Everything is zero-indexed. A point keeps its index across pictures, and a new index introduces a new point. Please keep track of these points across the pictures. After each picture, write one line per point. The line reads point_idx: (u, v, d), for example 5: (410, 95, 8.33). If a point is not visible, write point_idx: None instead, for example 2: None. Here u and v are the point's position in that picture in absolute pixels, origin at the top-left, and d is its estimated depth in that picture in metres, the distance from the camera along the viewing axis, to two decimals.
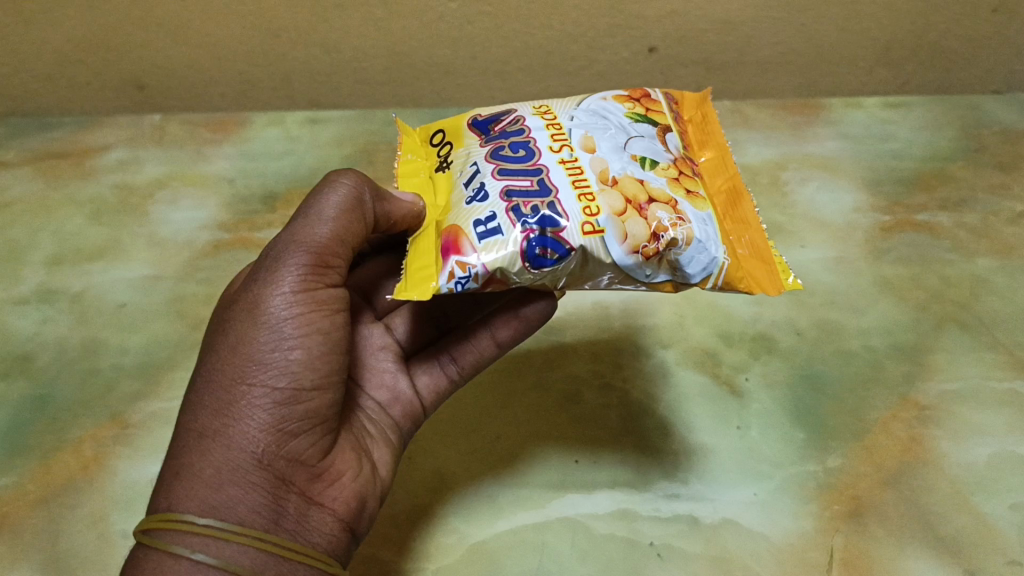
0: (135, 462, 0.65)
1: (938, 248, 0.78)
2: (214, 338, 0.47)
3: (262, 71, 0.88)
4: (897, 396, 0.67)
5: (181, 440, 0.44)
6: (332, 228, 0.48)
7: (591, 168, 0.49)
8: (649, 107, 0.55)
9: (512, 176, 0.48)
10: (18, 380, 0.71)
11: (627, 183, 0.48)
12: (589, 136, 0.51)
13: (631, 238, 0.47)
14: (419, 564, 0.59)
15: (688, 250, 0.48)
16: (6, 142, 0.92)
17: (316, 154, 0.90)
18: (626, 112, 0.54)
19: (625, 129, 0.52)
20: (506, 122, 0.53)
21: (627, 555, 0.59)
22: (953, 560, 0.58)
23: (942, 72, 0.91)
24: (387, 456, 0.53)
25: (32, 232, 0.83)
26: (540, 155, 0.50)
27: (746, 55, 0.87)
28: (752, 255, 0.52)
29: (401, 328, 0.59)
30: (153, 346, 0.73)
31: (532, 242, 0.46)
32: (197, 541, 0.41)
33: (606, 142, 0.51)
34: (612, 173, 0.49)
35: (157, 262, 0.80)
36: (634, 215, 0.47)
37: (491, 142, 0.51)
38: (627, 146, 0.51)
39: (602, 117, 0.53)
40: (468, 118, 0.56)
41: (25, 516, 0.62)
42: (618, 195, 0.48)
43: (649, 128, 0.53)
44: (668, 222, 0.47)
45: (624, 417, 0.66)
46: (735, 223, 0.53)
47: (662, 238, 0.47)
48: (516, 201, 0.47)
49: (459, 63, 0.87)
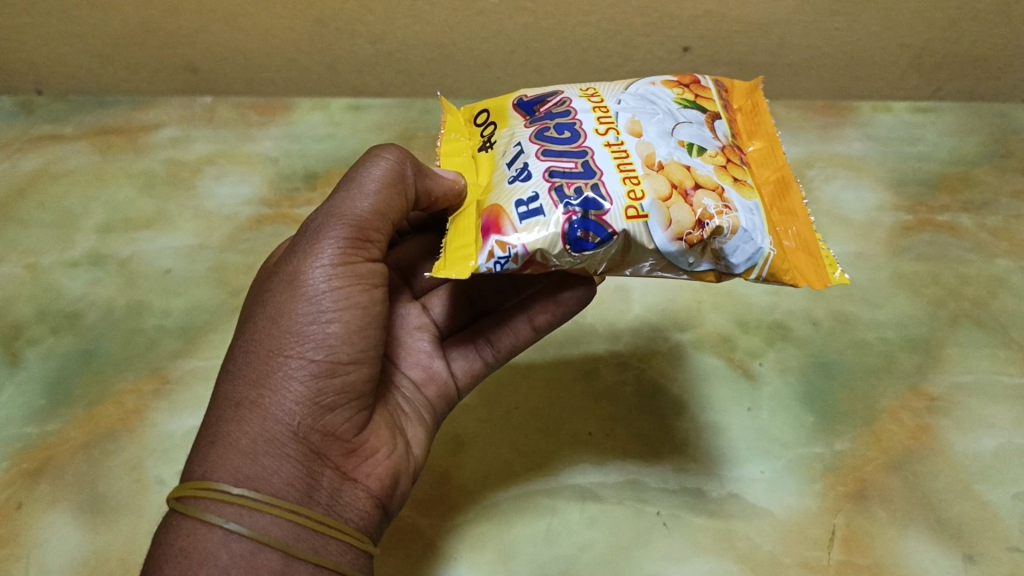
0: (172, 415, 0.69)
1: (958, 247, 0.79)
2: (253, 307, 0.49)
3: (311, 59, 0.92)
4: (907, 386, 0.68)
5: (220, 408, 0.46)
6: (372, 203, 0.50)
7: (637, 153, 0.51)
8: (698, 94, 0.57)
9: (556, 158, 0.51)
10: (66, 336, 0.75)
11: (674, 169, 0.50)
12: (636, 120, 0.53)
13: (675, 225, 0.49)
14: (436, 521, 0.62)
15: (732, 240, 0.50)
16: (66, 117, 0.97)
17: (357, 138, 0.94)
18: (675, 98, 0.56)
19: (673, 114, 0.54)
20: (552, 103, 0.55)
21: (634, 523, 0.61)
22: (953, 544, 0.60)
23: (973, 79, 0.92)
24: (421, 435, 0.56)
25: (86, 201, 0.88)
26: (585, 137, 0.52)
27: (779, 57, 0.89)
28: (799, 247, 0.53)
29: (438, 309, 0.62)
30: (194, 310, 0.77)
31: (574, 225, 0.48)
32: (232, 510, 0.43)
33: (653, 127, 0.53)
34: (658, 158, 0.51)
35: (202, 232, 0.84)
36: (679, 202, 0.49)
37: (537, 123, 0.54)
38: (675, 131, 0.53)
39: (649, 102, 0.55)
40: (513, 99, 0.58)
41: (69, 460, 0.66)
42: (664, 180, 0.50)
43: (697, 114, 0.55)
44: (714, 210, 0.49)
45: (638, 394, 0.69)
46: (783, 214, 0.55)
47: (707, 225, 0.49)
48: (559, 181, 0.49)
49: (498, 57, 0.90)
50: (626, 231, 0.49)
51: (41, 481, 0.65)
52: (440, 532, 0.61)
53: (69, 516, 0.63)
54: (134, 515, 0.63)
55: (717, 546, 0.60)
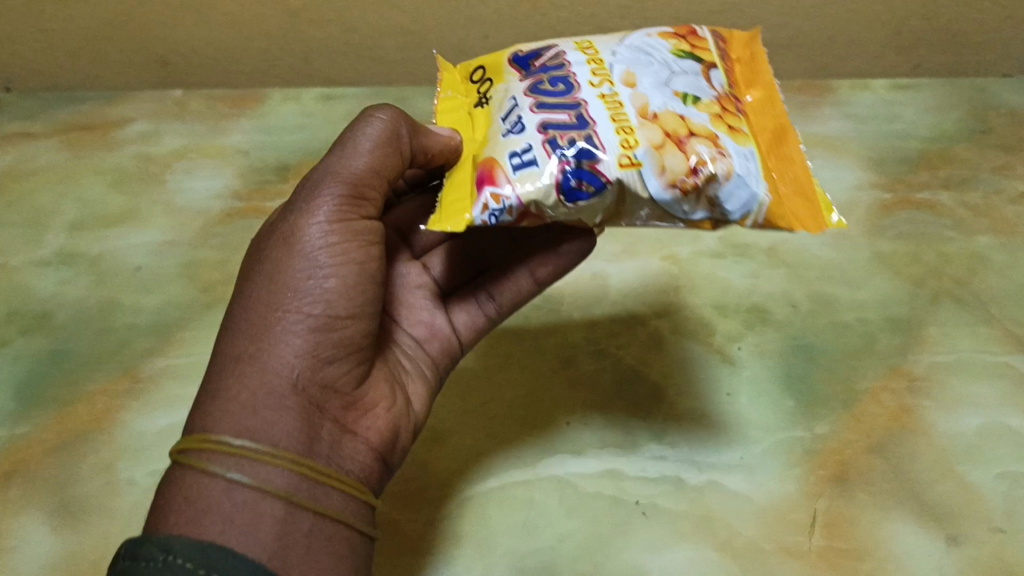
0: (144, 415, 0.68)
1: (938, 225, 0.78)
2: (248, 268, 0.49)
3: (282, 49, 0.91)
4: (888, 367, 0.68)
5: (218, 364, 0.46)
6: (367, 159, 0.49)
7: (631, 103, 0.49)
8: (695, 44, 0.55)
9: (550, 109, 0.49)
10: (36, 336, 0.74)
11: (668, 118, 0.49)
12: (630, 71, 0.51)
13: (669, 172, 0.47)
14: (412, 515, 0.61)
15: (727, 186, 0.48)
16: (34, 114, 0.95)
17: (330, 128, 0.92)
18: (672, 48, 0.54)
19: (669, 64, 0.52)
20: (547, 57, 0.54)
21: (613, 512, 0.60)
22: (936, 525, 0.59)
23: (953, 54, 0.91)
24: (420, 392, 0.56)
25: (56, 199, 0.86)
26: (579, 89, 0.50)
27: (756, 36, 0.88)
28: (795, 194, 0.51)
29: (438, 268, 0.61)
30: (165, 307, 0.76)
31: (567, 174, 0.47)
32: (235, 462, 0.42)
33: (648, 77, 0.51)
34: (652, 108, 0.49)
35: (173, 228, 0.83)
36: (673, 151, 0.48)
37: (531, 76, 0.52)
38: (669, 81, 0.51)
39: (645, 53, 0.53)
40: (508, 54, 0.56)
41: (40, 463, 0.65)
42: (657, 129, 0.48)
43: (694, 64, 0.53)
44: (708, 157, 0.48)
45: (617, 380, 0.68)
46: (780, 160, 0.52)
47: (701, 172, 0.47)
48: (552, 132, 0.48)
49: (472, 43, 0.89)
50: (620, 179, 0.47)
51: (11, 484, 0.64)
52: (417, 527, 0.60)
53: (39, 520, 0.62)
54: (106, 517, 0.62)
55: (697, 533, 0.59)
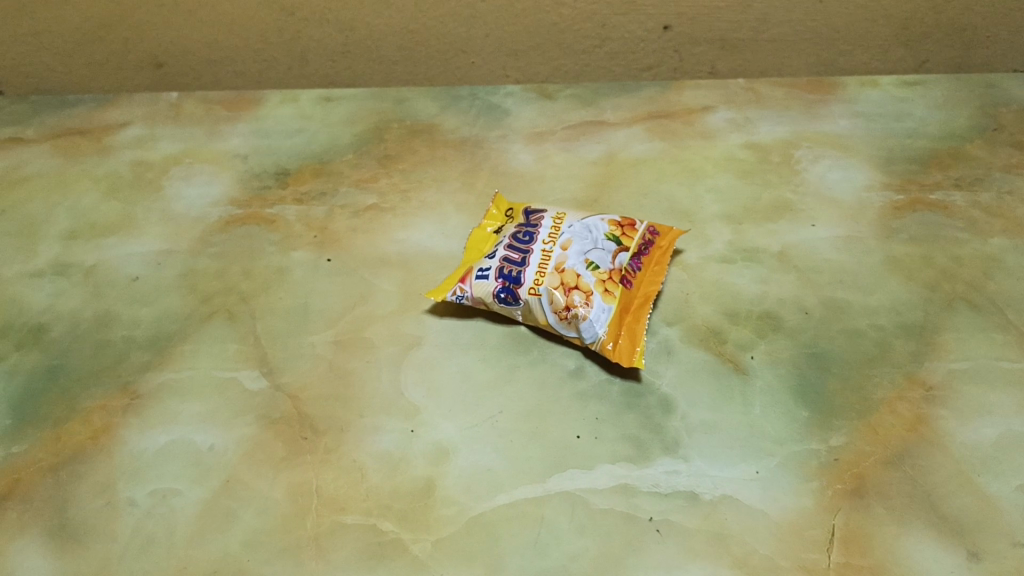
0: (142, 432, 0.66)
1: (951, 227, 0.77)
2: None
3: (278, 50, 0.89)
4: (902, 375, 0.66)
5: None
6: None
7: (556, 258, 0.71)
8: (627, 232, 0.74)
9: (514, 250, 0.72)
10: (31, 351, 0.72)
11: (569, 273, 0.70)
12: (570, 240, 0.72)
13: (555, 305, 0.68)
14: (419, 535, 0.59)
15: (586, 321, 0.67)
16: (26, 119, 0.93)
17: (329, 132, 0.90)
18: (607, 232, 0.73)
19: (595, 246, 0.72)
20: (540, 218, 0.75)
21: (626, 531, 0.59)
22: (956, 541, 0.58)
23: (961, 49, 0.89)
24: None
25: (49, 208, 0.85)
26: (536, 243, 0.72)
27: (761, 33, 0.87)
28: (630, 341, 0.68)
29: None
30: (163, 320, 0.74)
31: (501, 289, 0.70)
32: None
33: (576, 247, 0.72)
34: (565, 263, 0.70)
35: (170, 237, 0.81)
36: (562, 291, 0.69)
37: (518, 229, 0.74)
38: (588, 253, 0.71)
39: (587, 231, 0.73)
40: (524, 208, 0.77)
41: (38, 483, 0.64)
42: (558, 278, 0.69)
43: (612, 247, 0.72)
44: (579, 303, 0.68)
45: (626, 392, 0.66)
46: (635, 321, 0.69)
47: (571, 310, 0.68)
48: (506, 263, 0.71)
49: (471, 41, 0.88)
50: (536, 325, 0.70)
51: (7, 507, 0.62)
52: (424, 547, 0.59)
53: (37, 543, 0.60)
54: (106, 541, 0.60)
55: (712, 552, 0.58)
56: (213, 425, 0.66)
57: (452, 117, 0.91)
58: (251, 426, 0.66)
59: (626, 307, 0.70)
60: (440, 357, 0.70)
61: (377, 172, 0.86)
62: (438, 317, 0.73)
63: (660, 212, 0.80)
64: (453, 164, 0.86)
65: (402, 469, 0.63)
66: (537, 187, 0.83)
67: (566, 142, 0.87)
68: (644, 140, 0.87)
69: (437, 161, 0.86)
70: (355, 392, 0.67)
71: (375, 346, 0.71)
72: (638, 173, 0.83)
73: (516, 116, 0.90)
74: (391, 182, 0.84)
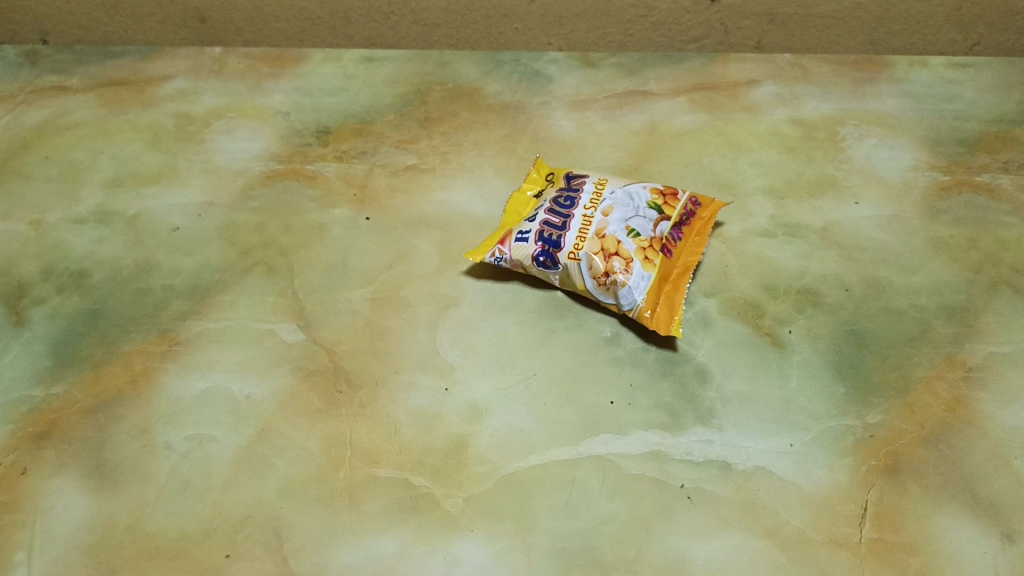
0: (181, 379, 0.67)
1: (997, 210, 0.76)
2: None
3: (322, 7, 0.90)
4: (942, 355, 0.66)
5: None
6: None
7: (597, 224, 0.70)
8: (670, 200, 0.73)
9: (554, 214, 0.72)
10: (72, 295, 0.73)
11: (610, 239, 0.69)
12: (612, 207, 0.71)
13: (594, 270, 0.68)
14: (451, 491, 0.60)
15: (625, 288, 0.67)
16: (71, 67, 0.94)
17: (371, 91, 0.90)
18: (649, 199, 0.72)
19: (636, 213, 0.71)
20: (582, 184, 0.74)
21: (658, 497, 0.59)
22: (990, 522, 0.57)
23: (1013, 33, 0.88)
24: None
25: (92, 156, 0.85)
26: (577, 208, 0.72)
27: (809, 8, 0.87)
28: (669, 309, 0.67)
29: None
30: (202, 270, 0.74)
31: (540, 252, 0.70)
32: None
33: (618, 213, 0.71)
34: (606, 229, 0.70)
35: (211, 189, 0.81)
36: (602, 257, 0.68)
37: (559, 194, 0.74)
38: (630, 220, 0.71)
39: (629, 198, 0.72)
40: (566, 173, 0.76)
41: (76, 424, 0.64)
42: (599, 244, 0.69)
43: (654, 215, 0.71)
44: (619, 270, 0.68)
45: (662, 360, 0.66)
46: (675, 290, 0.69)
47: (610, 277, 0.68)
48: (546, 227, 0.71)
49: (517, 5, 0.88)
50: (574, 290, 0.70)
51: (46, 446, 0.63)
52: (456, 503, 0.59)
53: (75, 482, 0.61)
54: (142, 482, 0.61)
55: (743, 522, 0.58)
56: (250, 375, 0.67)
57: (494, 82, 0.90)
58: (288, 377, 0.66)
59: (666, 275, 0.69)
60: (477, 318, 0.70)
61: (418, 133, 0.85)
62: (475, 279, 0.73)
63: (702, 184, 0.79)
64: (495, 128, 0.86)
65: (435, 426, 0.63)
66: (577, 155, 0.82)
67: (609, 110, 0.86)
68: (687, 111, 0.86)
69: (479, 125, 0.86)
70: (391, 349, 0.68)
71: (412, 305, 0.71)
72: (680, 144, 0.82)
73: (559, 83, 0.90)
74: (431, 144, 0.84)
